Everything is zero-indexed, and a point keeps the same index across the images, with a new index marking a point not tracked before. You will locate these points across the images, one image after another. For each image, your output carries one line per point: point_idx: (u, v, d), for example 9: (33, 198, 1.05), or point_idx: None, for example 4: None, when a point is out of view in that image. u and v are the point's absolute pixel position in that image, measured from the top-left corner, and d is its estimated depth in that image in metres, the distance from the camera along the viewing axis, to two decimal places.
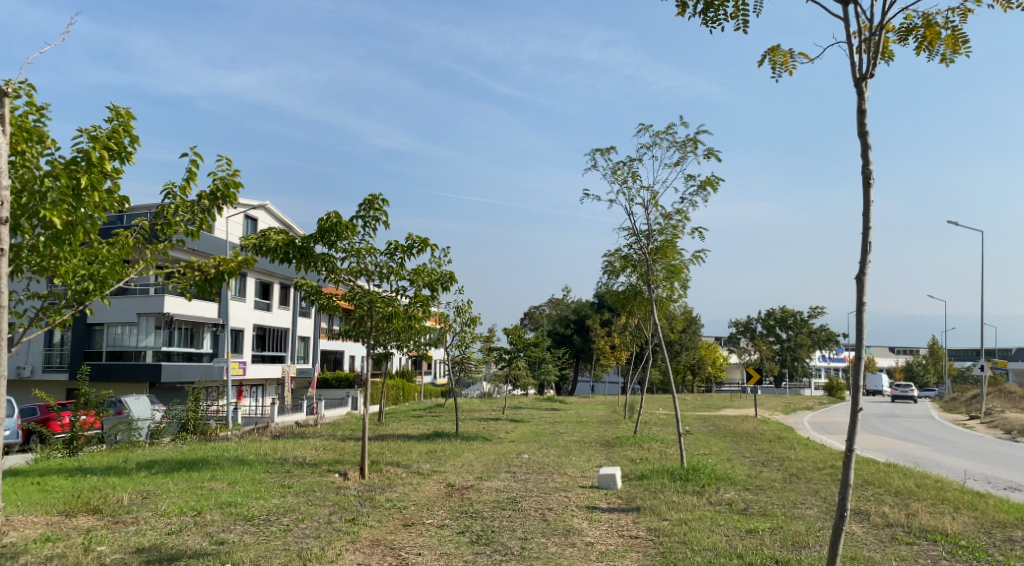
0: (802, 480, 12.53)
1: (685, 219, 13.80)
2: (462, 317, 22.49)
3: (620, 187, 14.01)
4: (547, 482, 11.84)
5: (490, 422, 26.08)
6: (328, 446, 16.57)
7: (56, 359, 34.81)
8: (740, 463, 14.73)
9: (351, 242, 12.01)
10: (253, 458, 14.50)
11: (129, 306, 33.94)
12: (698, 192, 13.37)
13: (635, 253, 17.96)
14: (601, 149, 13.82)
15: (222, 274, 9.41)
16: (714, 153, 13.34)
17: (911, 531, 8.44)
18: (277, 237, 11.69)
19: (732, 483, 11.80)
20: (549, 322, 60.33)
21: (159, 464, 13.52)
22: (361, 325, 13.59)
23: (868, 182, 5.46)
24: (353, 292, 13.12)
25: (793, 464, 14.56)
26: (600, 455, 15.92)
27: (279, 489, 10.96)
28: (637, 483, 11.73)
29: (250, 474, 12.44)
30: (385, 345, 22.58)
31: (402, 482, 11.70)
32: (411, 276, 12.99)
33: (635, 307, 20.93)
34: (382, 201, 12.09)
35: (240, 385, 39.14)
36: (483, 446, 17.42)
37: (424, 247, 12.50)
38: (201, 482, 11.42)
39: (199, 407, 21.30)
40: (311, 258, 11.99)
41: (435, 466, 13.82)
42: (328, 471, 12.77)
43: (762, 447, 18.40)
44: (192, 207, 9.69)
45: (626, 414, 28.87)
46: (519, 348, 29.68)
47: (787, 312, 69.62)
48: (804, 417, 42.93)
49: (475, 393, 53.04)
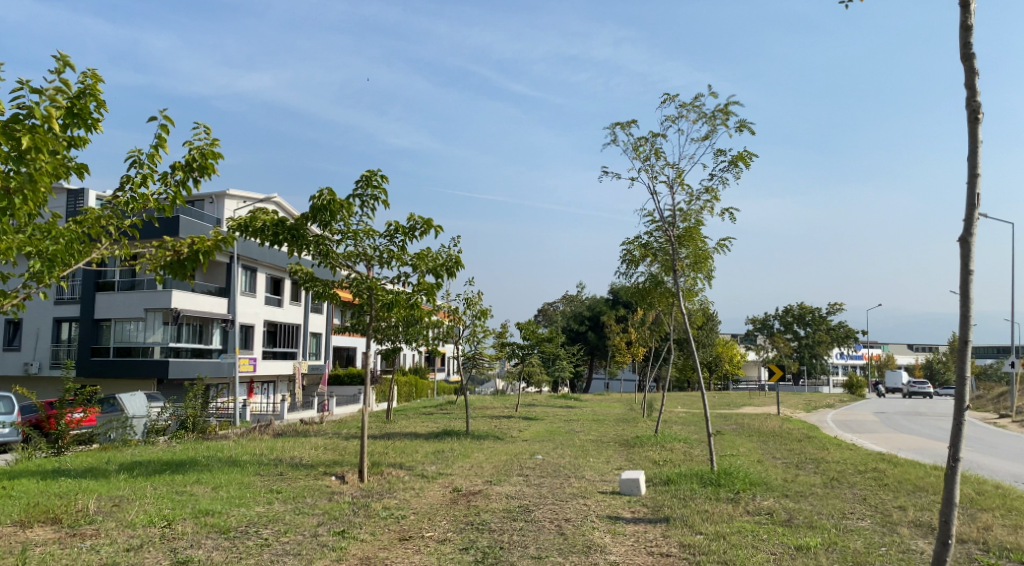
0: (845, 485, 11.32)
1: (714, 199, 12.58)
2: (472, 310, 21.35)
3: (642, 165, 12.84)
4: (563, 488, 10.71)
5: (502, 420, 24.94)
6: (329, 446, 15.51)
7: (62, 357, 33.96)
8: (774, 466, 13.52)
9: (348, 223, 10.91)
10: (247, 459, 13.45)
11: (135, 301, 33.01)
12: (729, 168, 12.17)
13: (657, 240, 16.82)
14: (620, 123, 12.65)
15: (198, 254, 8.35)
16: (747, 125, 12.13)
17: (989, 550, 7.24)
18: (265, 217, 10.63)
19: (770, 490, 10.61)
20: (563, 319, 59.10)
21: (144, 465, 12.49)
22: (361, 315, 12.47)
23: (976, 117, 4.44)
24: (351, 280, 11.94)
25: (832, 467, 13.36)
26: (620, 456, 14.75)
27: (266, 495, 9.89)
28: (663, 488, 10.57)
29: (238, 477, 11.39)
30: (393, 339, 21.47)
31: (403, 487, 10.60)
32: (414, 261, 11.88)
33: (656, 299, 19.74)
34: (381, 177, 10.99)
35: (249, 383, 38.29)
36: (495, 446, 16.28)
37: (427, 228, 11.39)
38: (183, 487, 10.36)
39: (198, 405, 20.22)
40: (303, 240, 10.88)
41: (441, 468, 12.70)
42: (324, 474, 11.68)
43: (793, 448, 17.19)
44: (165, 180, 8.69)
45: (645, 412, 27.69)
46: (533, 344, 28.55)
47: (805, 309, 67.69)
48: (827, 417, 40.11)
49: (488, 390, 51.92)
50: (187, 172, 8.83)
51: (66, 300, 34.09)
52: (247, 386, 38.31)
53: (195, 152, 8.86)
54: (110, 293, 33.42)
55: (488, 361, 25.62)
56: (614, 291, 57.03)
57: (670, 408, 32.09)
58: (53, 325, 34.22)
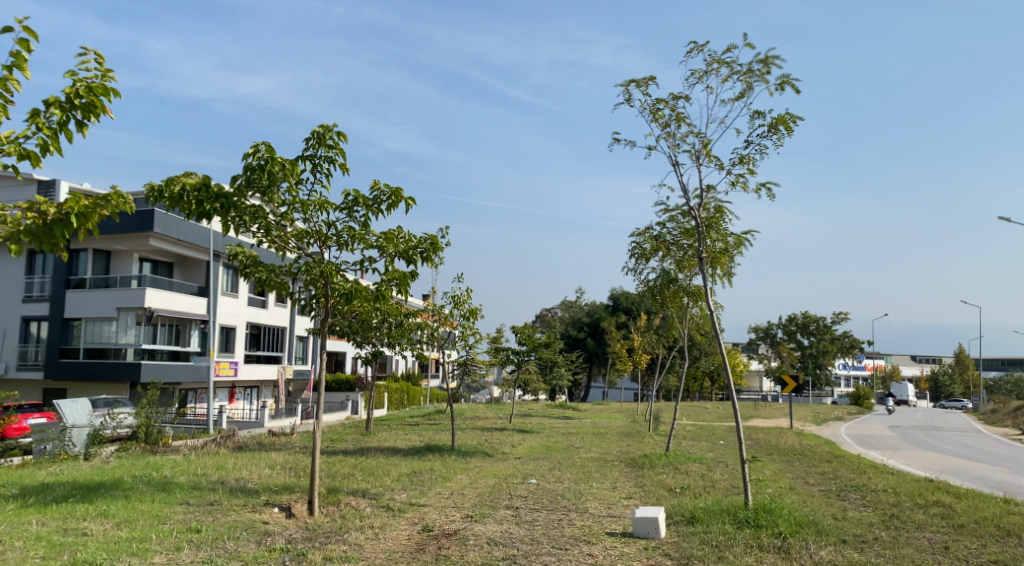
0: (911, 527, 9.06)
1: (750, 174, 10.34)
2: (461, 309, 19.15)
3: (660, 133, 10.61)
4: (562, 528, 8.47)
5: (494, 432, 22.73)
6: (289, 465, 13.24)
7: (32, 357, 31.56)
8: (813, 496, 11.29)
9: (295, 192, 8.79)
10: (182, 482, 11.20)
11: (108, 299, 30.60)
12: (767, 135, 9.98)
13: (672, 230, 14.78)
14: (638, 80, 10.48)
15: (70, 217, 6.13)
16: (791, 82, 9.97)
17: None
18: (186, 180, 8.39)
19: (824, 534, 8.38)
20: (562, 325, 56.82)
21: (50, 490, 10.17)
22: (314, 312, 10.20)
23: None
24: (303, 267, 9.64)
25: (883, 499, 11.09)
26: (629, 480, 12.53)
27: (178, 536, 7.63)
28: (688, 530, 8.35)
29: (159, 507, 9.17)
30: (374, 341, 19.25)
31: (359, 525, 8.40)
32: (379, 243, 9.75)
33: (668, 299, 17.54)
34: (336, 135, 8.92)
35: (232, 388, 36.22)
36: (483, 465, 14.06)
37: (395, 200, 9.21)
38: (76, 523, 8.11)
39: (153, 412, 18.28)
40: (238, 213, 8.69)
41: (413, 496, 10.48)
42: (266, 505, 9.43)
43: (826, 470, 14.98)
44: (34, 119, 6.48)
45: (651, 425, 25.42)
46: (529, 350, 26.34)
47: (809, 317, 65.39)
48: (840, 431, 37.75)
49: (484, 398, 49.68)
50: (66, 111, 6.57)
51: (36, 298, 31.65)
52: (229, 391, 36.08)
53: (79, 85, 6.62)
54: (82, 291, 30.99)
55: (482, 368, 23.30)
56: (615, 297, 55.03)
57: (674, 419, 29.89)
58: (22, 325, 31.90)
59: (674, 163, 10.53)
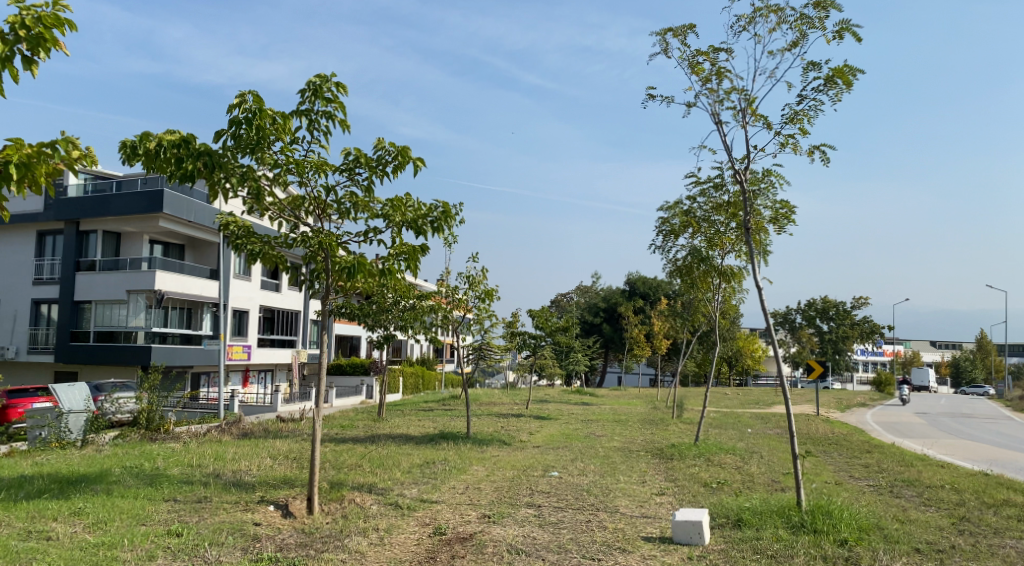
0: (988, 532, 7.99)
1: (804, 136, 9.22)
2: (476, 290, 18.12)
3: (701, 89, 9.49)
4: (593, 533, 7.45)
5: (510, 419, 21.75)
6: (292, 455, 12.29)
7: (42, 340, 30.82)
8: (865, 494, 10.20)
9: (288, 150, 7.79)
10: (175, 475, 10.28)
11: (116, 281, 29.79)
12: (824, 89, 8.88)
13: (704, 203, 13.69)
14: (675, 27, 9.37)
15: (10, 166, 5.21)
16: (851, 30, 8.87)
17: None
18: (164, 136, 7.41)
19: (894, 540, 7.32)
20: (577, 310, 55.77)
21: (29, 483, 9.28)
22: (315, 289, 9.14)
23: None
24: (300, 239, 8.51)
25: (944, 496, 10.01)
26: (660, 474, 11.51)
27: (155, 541, 6.69)
28: (737, 537, 7.31)
29: (142, 505, 8.23)
30: (386, 325, 18.26)
31: (362, 527, 7.43)
32: (385, 212, 8.73)
33: (697, 280, 16.39)
34: (336, 86, 7.91)
35: (245, 372, 35.49)
36: (500, 456, 13.07)
37: (402, 160, 8.21)
38: (45, 524, 7.19)
39: (157, 396, 17.40)
40: (225, 174, 7.74)
41: (424, 491, 9.49)
42: (262, 502, 8.48)
43: (869, 463, 13.84)
44: None
45: (674, 413, 24.33)
46: (545, 334, 25.31)
47: (829, 302, 63.86)
48: (867, 418, 36.51)
49: (499, 384, 48.80)
50: (10, 45, 5.58)
51: (46, 280, 30.92)
52: (242, 375, 35.36)
53: (27, 14, 5.61)
54: (90, 272, 30.16)
55: (497, 353, 22.25)
56: (631, 282, 53.93)
57: (698, 406, 28.80)
58: (32, 307, 31.18)
59: (716, 123, 9.46)
